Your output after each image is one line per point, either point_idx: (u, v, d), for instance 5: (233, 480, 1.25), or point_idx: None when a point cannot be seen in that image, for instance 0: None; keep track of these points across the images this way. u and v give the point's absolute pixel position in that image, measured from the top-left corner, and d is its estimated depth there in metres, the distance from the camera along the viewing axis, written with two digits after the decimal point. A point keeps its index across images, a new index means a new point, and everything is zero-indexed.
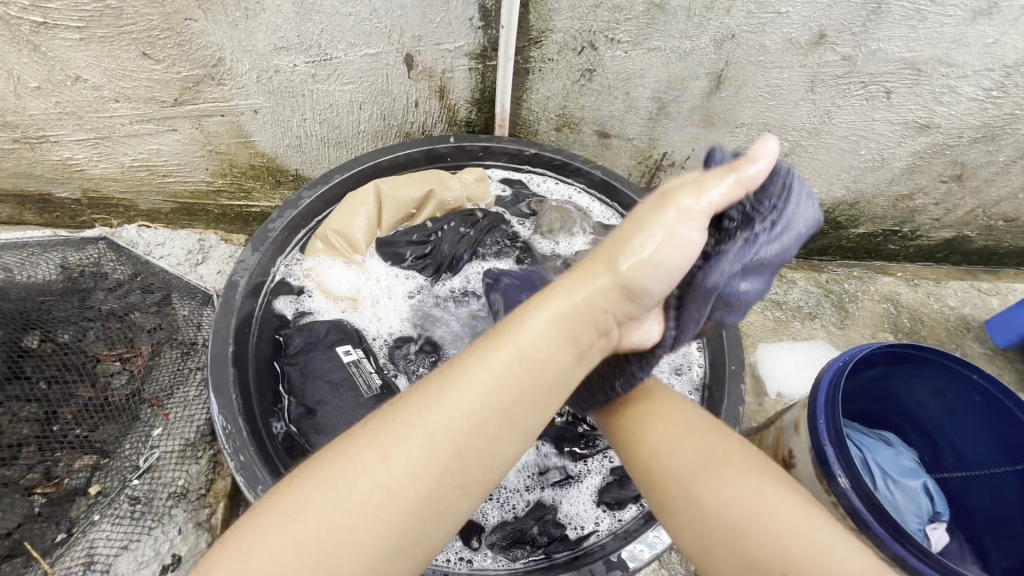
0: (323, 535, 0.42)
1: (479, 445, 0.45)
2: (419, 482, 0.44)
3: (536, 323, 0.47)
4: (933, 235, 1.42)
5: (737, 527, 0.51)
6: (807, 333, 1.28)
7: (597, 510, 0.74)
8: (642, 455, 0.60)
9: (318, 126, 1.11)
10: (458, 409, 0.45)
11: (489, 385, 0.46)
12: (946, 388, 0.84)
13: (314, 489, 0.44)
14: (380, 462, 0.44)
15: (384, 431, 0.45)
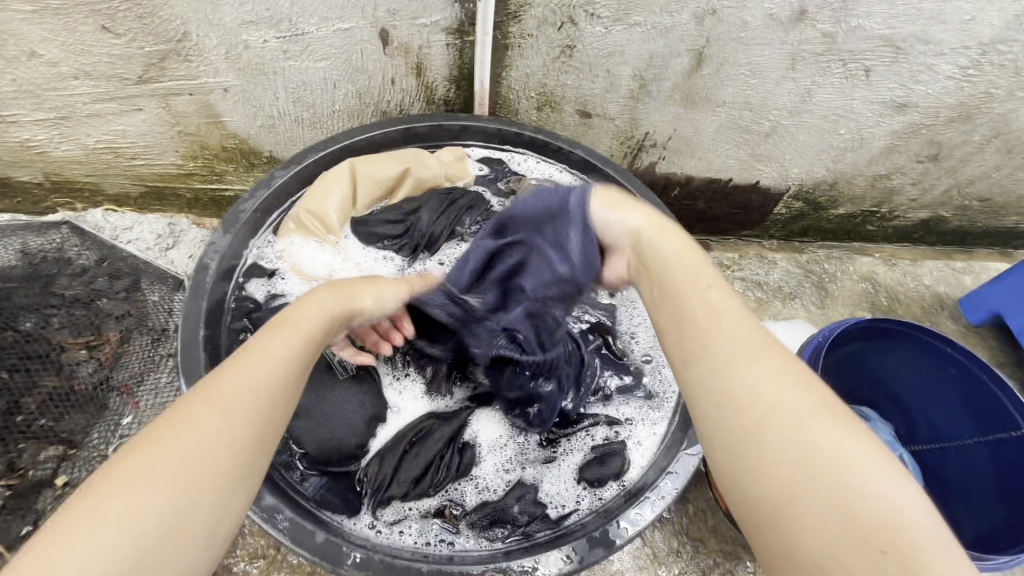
0: (164, 497, 0.42)
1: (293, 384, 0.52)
2: (248, 426, 0.47)
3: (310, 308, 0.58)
4: (909, 215, 1.44)
5: (848, 493, 0.42)
6: (788, 313, 1.30)
7: (578, 488, 0.73)
8: (740, 383, 0.48)
9: (291, 105, 1.07)
10: (269, 366, 0.51)
11: (288, 348, 0.53)
12: (921, 361, 0.86)
13: (141, 465, 0.43)
14: (202, 426, 0.46)
15: (196, 405, 0.47)
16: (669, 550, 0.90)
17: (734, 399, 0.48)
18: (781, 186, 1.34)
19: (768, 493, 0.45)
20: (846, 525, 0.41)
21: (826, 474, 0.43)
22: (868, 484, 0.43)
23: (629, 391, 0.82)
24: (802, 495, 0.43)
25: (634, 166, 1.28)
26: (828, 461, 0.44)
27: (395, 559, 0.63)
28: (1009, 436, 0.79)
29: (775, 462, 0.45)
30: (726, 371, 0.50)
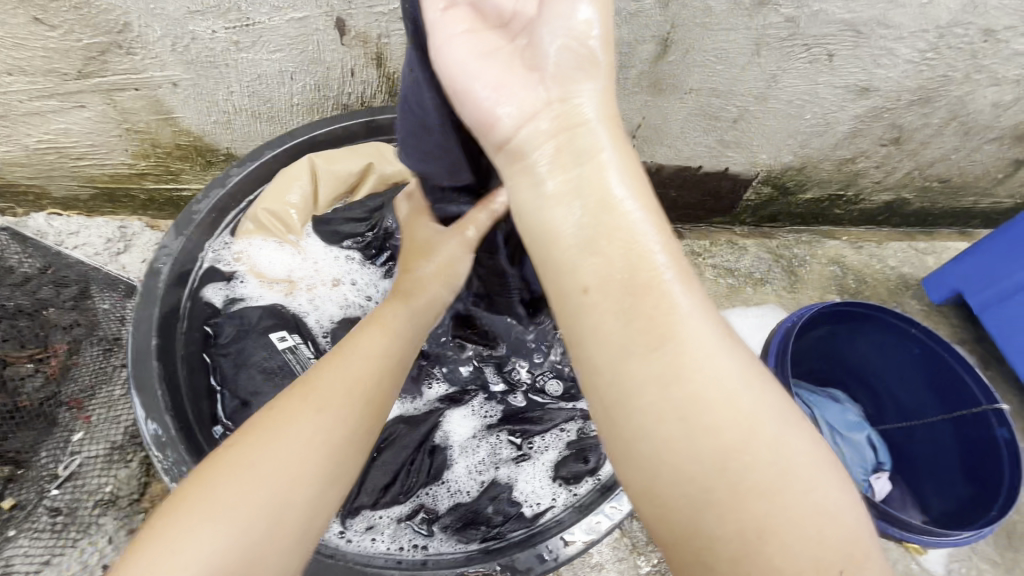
0: (269, 491, 0.46)
1: (377, 399, 0.54)
2: (347, 429, 0.51)
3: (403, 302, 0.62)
4: (874, 197, 1.47)
5: (791, 507, 0.36)
6: (760, 297, 1.30)
7: (553, 486, 0.72)
8: (687, 375, 0.36)
9: (246, 99, 1.03)
10: (352, 375, 0.53)
11: (378, 358, 0.56)
12: (886, 342, 0.87)
13: (247, 459, 0.47)
14: (299, 428, 0.49)
15: (301, 407, 0.50)
16: (647, 540, 0.91)
17: (689, 399, 0.36)
18: (750, 172, 1.36)
19: (734, 528, 0.35)
20: (810, 552, 0.35)
21: (784, 490, 0.36)
22: (818, 502, 0.37)
23: None
24: (760, 518, 0.35)
25: None
26: (785, 477, 0.36)
27: (366, 568, 0.62)
28: (969, 414, 0.81)
29: (749, 484, 0.36)
30: (676, 362, 0.37)
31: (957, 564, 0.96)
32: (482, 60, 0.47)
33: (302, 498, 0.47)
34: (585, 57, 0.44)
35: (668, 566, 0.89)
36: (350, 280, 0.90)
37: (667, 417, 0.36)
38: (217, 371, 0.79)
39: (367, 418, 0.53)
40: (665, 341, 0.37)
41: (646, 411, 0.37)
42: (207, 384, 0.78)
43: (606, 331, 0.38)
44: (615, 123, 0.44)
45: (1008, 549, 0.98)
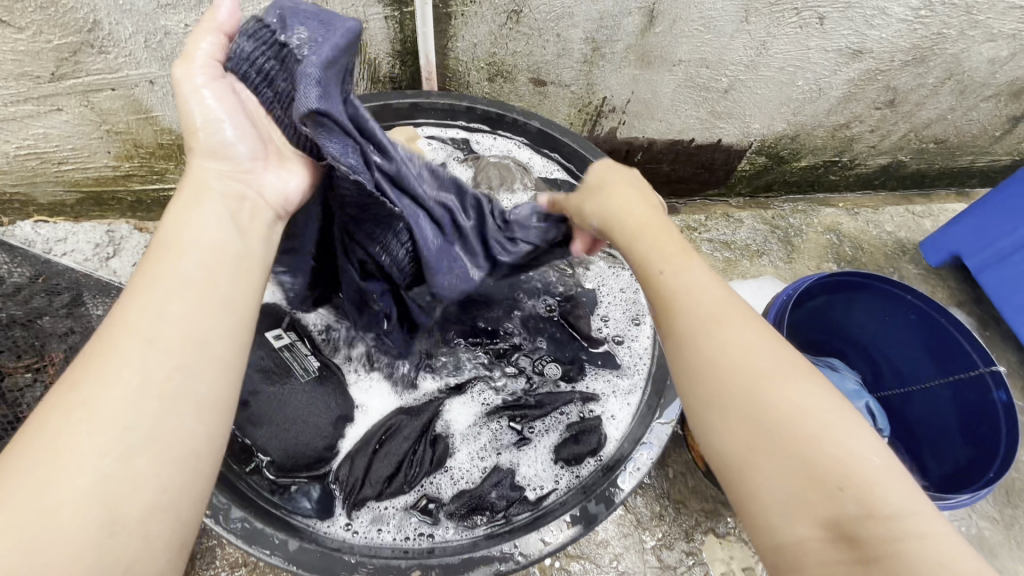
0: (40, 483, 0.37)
1: (182, 331, 0.44)
2: (132, 385, 0.41)
3: (201, 218, 0.50)
4: (869, 162, 1.47)
5: (799, 436, 0.43)
6: (756, 270, 1.28)
7: (556, 468, 0.72)
8: (706, 345, 0.49)
9: None
10: (138, 319, 0.43)
11: (179, 282, 0.46)
12: (883, 309, 0.87)
13: (26, 451, 0.38)
14: (76, 400, 0.40)
15: (76, 381, 0.41)
16: (652, 516, 0.92)
17: (710, 360, 0.48)
18: (743, 143, 1.35)
19: (740, 449, 0.45)
20: (809, 471, 0.42)
21: (797, 427, 0.44)
22: (840, 438, 0.43)
23: (601, 365, 0.81)
24: (771, 445, 0.44)
25: (594, 132, 1.26)
26: (800, 415, 0.44)
27: (373, 560, 0.62)
28: (966, 377, 0.81)
29: (752, 421, 0.45)
30: (703, 333, 0.49)
31: (956, 523, 0.97)
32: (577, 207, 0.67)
33: (93, 472, 0.38)
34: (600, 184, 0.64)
35: (672, 539, 0.91)
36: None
37: (691, 373, 0.49)
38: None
39: (171, 355, 0.43)
40: (681, 329, 0.51)
41: (677, 364, 0.50)
42: None
43: (654, 314, 0.54)
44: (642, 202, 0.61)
45: (1007, 507, 1.00)
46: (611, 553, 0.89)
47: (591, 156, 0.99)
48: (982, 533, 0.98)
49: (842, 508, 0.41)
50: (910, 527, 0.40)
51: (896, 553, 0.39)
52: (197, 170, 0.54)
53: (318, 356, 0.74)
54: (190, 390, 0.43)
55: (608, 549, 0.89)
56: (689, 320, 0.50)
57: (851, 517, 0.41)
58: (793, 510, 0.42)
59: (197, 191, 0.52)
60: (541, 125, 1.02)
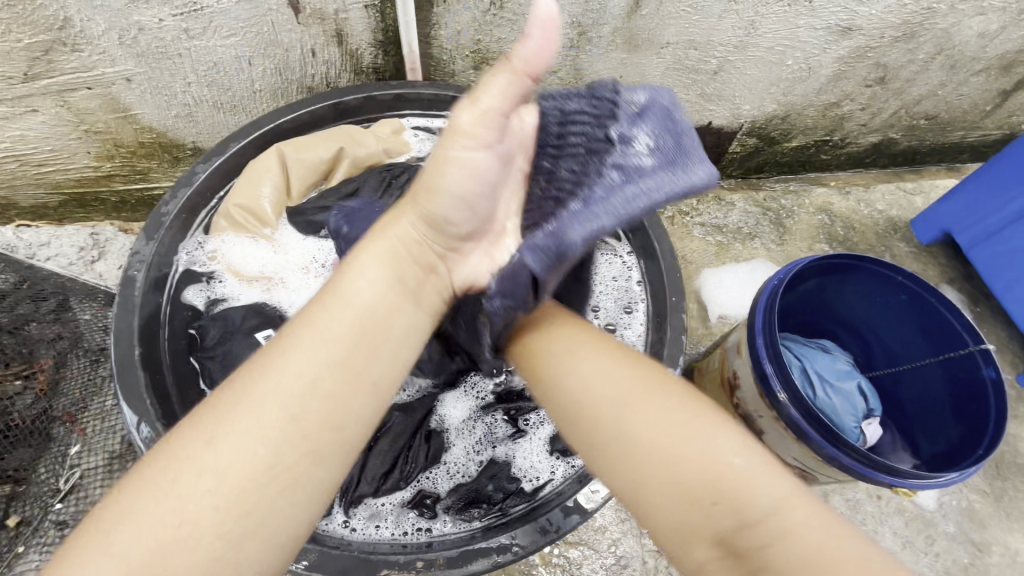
0: (159, 524, 0.39)
1: (313, 415, 0.42)
2: (263, 456, 0.41)
3: (361, 275, 0.48)
4: (861, 140, 1.47)
5: (669, 457, 0.45)
6: (749, 253, 1.27)
7: (552, 458, 0.73)
8: (569, 380, 0.53)
9: (206, 89, 0.99)
10: (280, 383, 0.43)
11: (319, 347, 0.44)
12: (873, 291, 0.87)
13: (160, 489, 0.40)
14: (213, 448, 0.41)
15: (218, 425, 0.42)
16: None
17: (579, 395, 0.52)
18: (733, 125, 1.34)
19: (628, 480, 0.47)
20: (687, 490, 0.44)
21: (665, 450, 0.46)
22: (705, 451, 0.45)
23: None
24: (648, 469, 0.46)
25: None
26: (671, 433, 0.46)
27: (372, 556, 0.62)
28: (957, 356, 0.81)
29: (621, 455, 0.48)
30: (567, 367, 0.55)
31: (948, 497, 0.99)
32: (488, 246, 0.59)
33: (209, 536, 0.39)
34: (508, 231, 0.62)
35: None
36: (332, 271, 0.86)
37: (570, 414, 0.52)
38: (206, 374, 0.78)
39: (298, 434, 0.42)
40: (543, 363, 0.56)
41: (552, 406, 0.55)
42: (195, 386, 0.77)
43: (529, 358, 0.59)
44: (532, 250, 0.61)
45: (997, 479, 1.02)
46: (610, 539, 0.90)
47: None
48: (974, 506, 0.99)
49: (719, 522, 0.43)
50: (778, 521, 0.42)
51: (769, 561, 0.41)
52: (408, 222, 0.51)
53: None
54: (303, 474, 0.42)
55: (606, 535, 0.90)
56: (552, 357, 0.56)
57: (727, 530, 0.43)
58: (690, 531, 0.44)
59: (381, 238, 0.51)
60: None
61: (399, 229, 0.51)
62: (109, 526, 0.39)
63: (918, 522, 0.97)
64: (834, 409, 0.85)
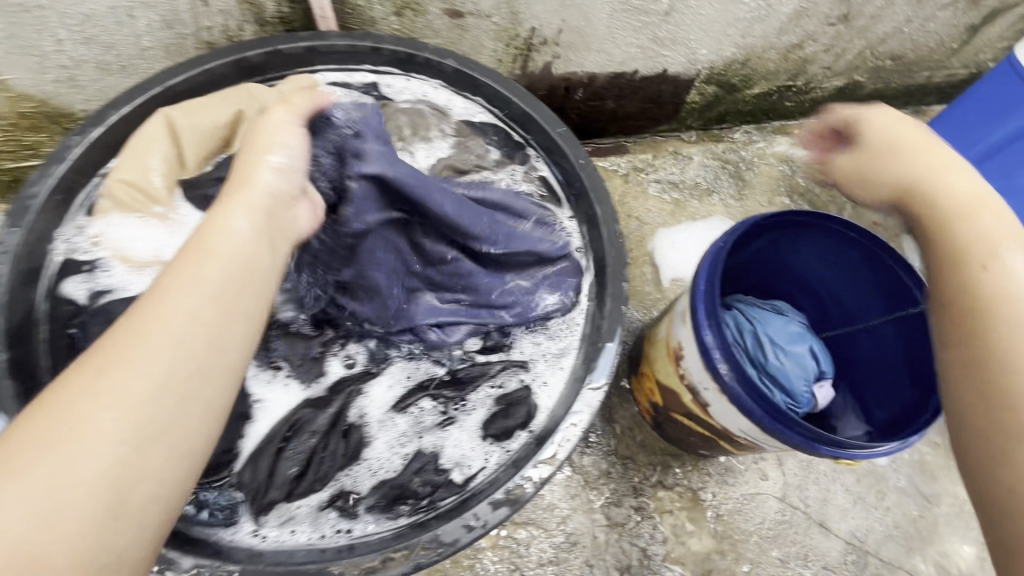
0: (54, 463, 0.37)
1: (201, 337, 0.43)
2: (151, 379, 0.41)
3: (229, 217, 0.49)
4: (825, 84, 1.41)
5: None
6: (706, 210, 1.21)
7: (484, 445, 0.68)
8: (999, 334, 0.50)
9: (85, 47, 0.86)
10: (135, 339, 0.42)
11: (176, 299, 0.44)
12: (826, 247, 0.82)
13: (41, 438, 0.38)
14: (65, 416, 0.38)
15: (92, 369, 0.40)
16: (599, 474, 0.91)
17: None
18: (690, 72, 1.26)
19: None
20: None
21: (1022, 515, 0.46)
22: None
23: (531, 330, 0.76)
24: None
25: (526, 70, 1.15)
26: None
27: (281, 565, 0.58)
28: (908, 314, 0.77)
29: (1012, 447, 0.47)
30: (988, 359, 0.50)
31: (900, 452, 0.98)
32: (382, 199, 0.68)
33: (108, 461, 0.38)
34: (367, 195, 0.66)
35: (621, 496, 0.90)
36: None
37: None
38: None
39: (159, 380, 0.41)
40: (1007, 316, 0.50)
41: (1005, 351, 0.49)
42: None
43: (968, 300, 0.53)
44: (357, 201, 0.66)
45: None
46: (559, 517, 0.87)
47: (513, 95, 0.89)
48: (925, 459, 0.99)
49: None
50: None
51: None
52: (251, 175, 0.53)
53: None
54: (164, 419, 0.40)
55: (556, 513, 0.87)
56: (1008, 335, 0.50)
57: None
58: None
59: (229, 204, 0.50)
60: (458, 64, 0.90)
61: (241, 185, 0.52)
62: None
63: (870, 478, 0.96)
64: (775, 378, 0.81)
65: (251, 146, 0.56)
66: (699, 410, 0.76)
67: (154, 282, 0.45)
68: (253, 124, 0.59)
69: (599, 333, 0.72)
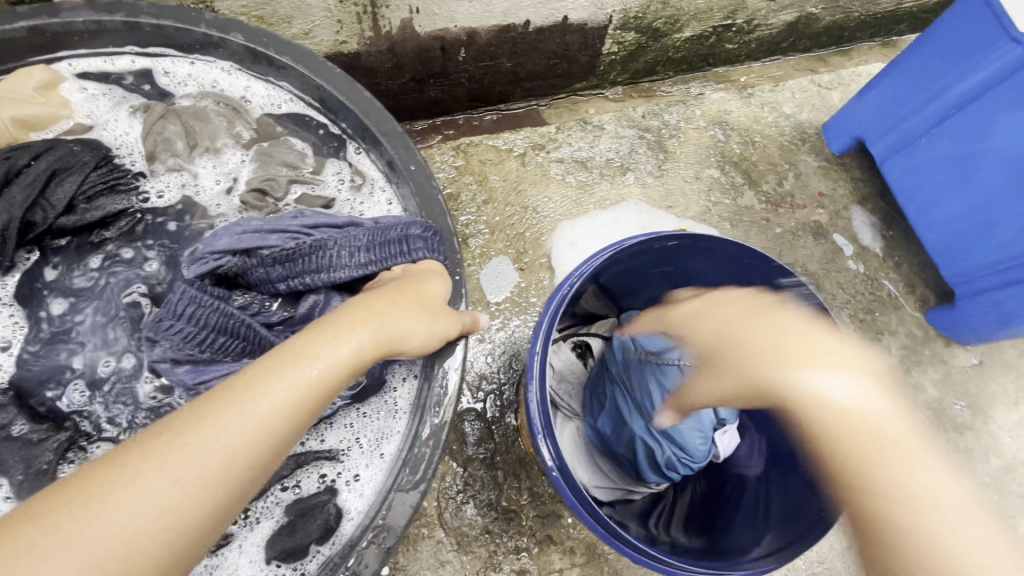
0: (90, 556, 0.33)
1: (265, 462, 0.40)
2: (217, 492, 0.37)
3: (341, 346, 0.45)
4: (771, 21, 1.17)
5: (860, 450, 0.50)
6: (617, 194, 1.01)
7: (270, 570, 0.53)
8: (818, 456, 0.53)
9: None
10: (212, 442, 0.38)
11: (269, 415, 0.40)
12: (726, 269, 0.64)
13: (90, 515, 0.34)
14: (122, 495, 0.35)
15: (169, 453, 0.37)
16: (476, 534, 0.77)
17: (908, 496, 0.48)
18: (598, 18, 1.02)
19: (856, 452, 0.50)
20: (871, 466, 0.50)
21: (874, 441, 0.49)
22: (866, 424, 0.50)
23: (340, 407, 0.59)
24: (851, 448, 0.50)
25: (381, 32, 0.91)
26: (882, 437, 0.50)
27: None
28: None
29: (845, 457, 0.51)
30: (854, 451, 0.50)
31: None
32: (278, 263, 0.58)
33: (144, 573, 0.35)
34: (287, 260, 0.58)
35: (500, 558, 0.77)
36: None
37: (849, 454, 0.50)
38: None
39: (211, 496, 0.37)
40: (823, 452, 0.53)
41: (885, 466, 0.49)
42: None
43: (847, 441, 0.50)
44: (247, 266, 0.59)
45: None
46: None
47: (323, 79, 0.66)
48: None
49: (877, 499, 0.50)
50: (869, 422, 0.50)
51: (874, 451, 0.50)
52: (389, 316, 0.50)
53: None
54: (197, 540, 0.37)
55: None
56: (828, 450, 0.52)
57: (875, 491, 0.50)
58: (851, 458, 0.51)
59: (348, 326, 0.47)
60: (247, 38, 0.66)
61: (372, 323, 0.48)
62: None
63: None
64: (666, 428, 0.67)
65: (401, 287, 0.53)
66: None
67: (253, 371, 0.42)
68: (420, 272, 0.57)
69: (422, 409, 0.57)
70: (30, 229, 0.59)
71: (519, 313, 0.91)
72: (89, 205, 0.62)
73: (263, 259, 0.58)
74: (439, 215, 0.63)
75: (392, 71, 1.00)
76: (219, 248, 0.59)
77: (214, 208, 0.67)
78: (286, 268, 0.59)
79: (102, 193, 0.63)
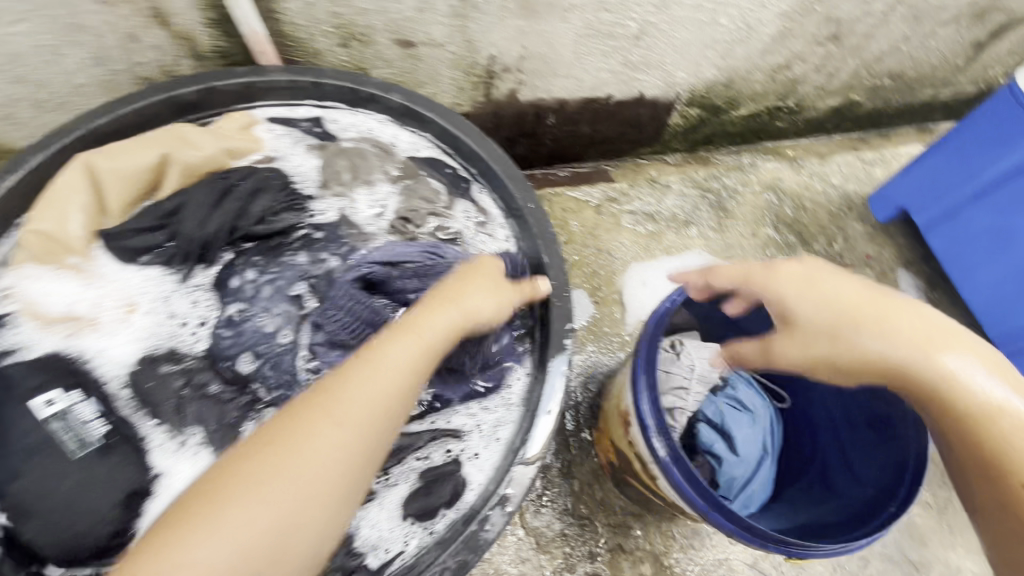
0: (287, 487, 0.49)
1: (388, 412, 0.55)
2: (361, 436, 0.53)
3: (429, 325, 0.61)
4: (819, 104, 1.33)
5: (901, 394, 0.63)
6: (682, 244, 1.14)
7: (405, 526, 0.64)
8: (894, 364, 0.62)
9: (17, 87, 0.83)
10: (352, 401, 0.54)
11: (385, 379, 0.56)
12: None
13: (286, 458, 0.50)
14: (299, 444, 0.51)
15: (323, 412, 0.53)
16: (553, 537, 0.84)
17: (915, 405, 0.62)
18: (669, 95, 1.19)
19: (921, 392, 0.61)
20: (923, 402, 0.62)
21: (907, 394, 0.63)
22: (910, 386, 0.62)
23: (465, 396, 0.71)
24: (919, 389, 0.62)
25: (490, 98, 1.09)
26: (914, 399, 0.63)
27: None
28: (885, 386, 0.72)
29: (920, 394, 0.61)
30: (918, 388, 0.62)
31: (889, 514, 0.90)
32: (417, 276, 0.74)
33: (327, 495, 0.51)
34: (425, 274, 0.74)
35: (575, 561, 0.84)
36: (182, 313, 0.72)
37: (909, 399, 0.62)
38: None
39: (358, 439, 0.53)
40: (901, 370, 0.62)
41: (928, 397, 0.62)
42: None
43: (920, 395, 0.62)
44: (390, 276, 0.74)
45: (942, 490, 0.94)
46: None
47: (462, 133, 0.82)
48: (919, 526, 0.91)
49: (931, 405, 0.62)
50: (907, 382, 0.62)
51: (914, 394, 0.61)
52: (461, 299, 0.64)
53: (109, 416, 0.63)
54: (352, 474, 0.52)
55: None
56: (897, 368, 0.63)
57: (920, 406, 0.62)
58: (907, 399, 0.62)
59: (431, 310, 0.62)
60: (404, 98, 0.82)
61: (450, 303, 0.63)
62: (229, 493, 0.49)
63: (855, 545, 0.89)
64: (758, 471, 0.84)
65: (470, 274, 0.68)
66: (648, 479, 0.71)
67: (370, 350, 0.58)
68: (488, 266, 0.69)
69: (535, 398, 0.67)
70: (233, 233, 0.75)
71: (594, 340, 1.01)
72: (274, 218, 0.78)
73: (405, 272, 0.74)
74: (552, 244, 0.74)
75: (491, 130, 1.19)
76: (372, 260, 0.75)
77: (366, 226, 0.83)
78: (422, 281, 0.73)
79: (285, 209, 0.79)
